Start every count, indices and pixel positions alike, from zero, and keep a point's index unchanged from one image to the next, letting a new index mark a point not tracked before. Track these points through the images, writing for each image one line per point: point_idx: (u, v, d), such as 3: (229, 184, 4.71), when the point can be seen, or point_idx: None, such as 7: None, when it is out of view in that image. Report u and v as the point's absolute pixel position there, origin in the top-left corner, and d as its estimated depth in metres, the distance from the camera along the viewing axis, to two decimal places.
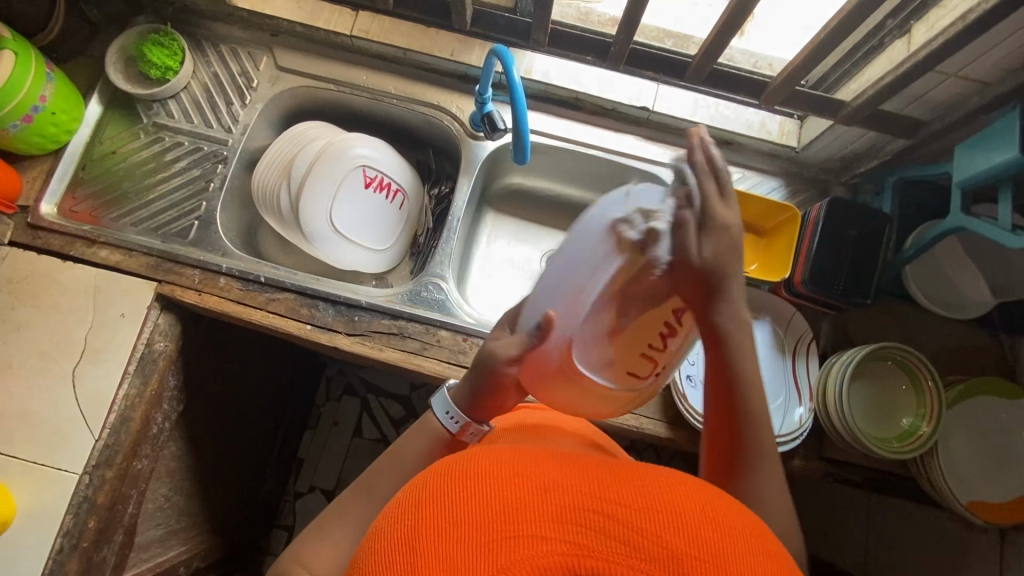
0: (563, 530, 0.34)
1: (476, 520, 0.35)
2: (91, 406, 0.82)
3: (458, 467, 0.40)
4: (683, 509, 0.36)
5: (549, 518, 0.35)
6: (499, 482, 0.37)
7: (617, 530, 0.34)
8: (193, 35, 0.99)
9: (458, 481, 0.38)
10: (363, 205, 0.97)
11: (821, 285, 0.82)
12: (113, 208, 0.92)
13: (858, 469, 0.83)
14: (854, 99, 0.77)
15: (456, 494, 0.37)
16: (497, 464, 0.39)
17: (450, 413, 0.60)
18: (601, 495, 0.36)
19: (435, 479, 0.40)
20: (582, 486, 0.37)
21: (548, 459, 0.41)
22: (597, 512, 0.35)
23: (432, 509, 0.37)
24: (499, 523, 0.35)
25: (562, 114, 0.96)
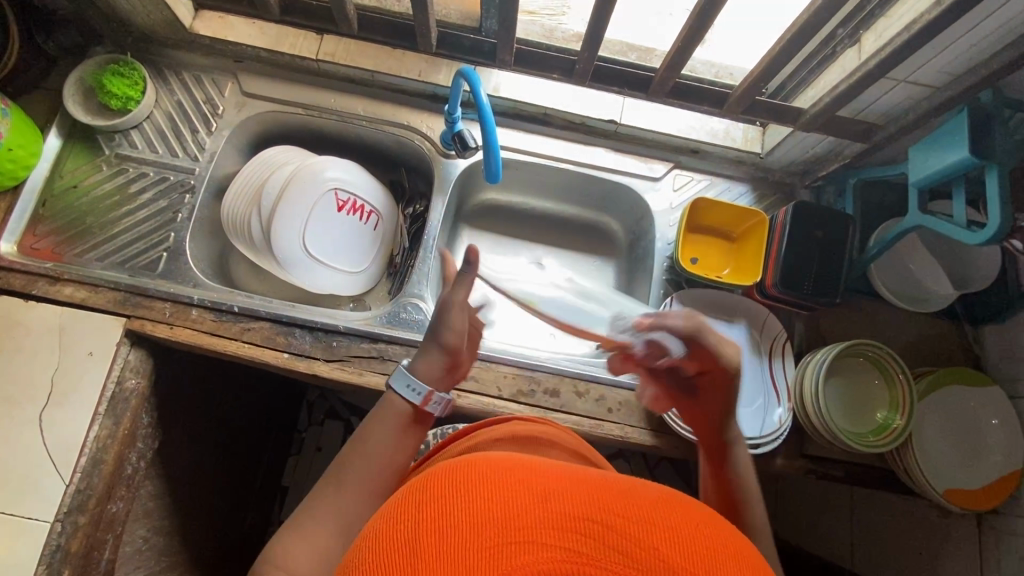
0: (564, 538, 0.34)
1: (475, 522, 0.35)
2: (60, 451, 0.79)
3: (460, 472, 0.40)
4: (680, 526, 0.36)
5: (549, 525, 0.34)
6: (501, 489, 0.37)
7: (615, 540, 0.34)
8: (155, 63, 0.98)
9: (459, 484, 0.38)
10: (336, 228, 0.96)
11: (792, 287, 0.84)
12: (76, 243, 0.89)
13: (838, 464, 0.85)
14: (813, 106, 0.79)
15: (458, 499, 0.37)
16: (497, 472, 0.39)
17: (410, 386, 0.65)
18: (602, 508, 0.36)
19: (435, 483, 0.40)
20: (581, 498, 0.37)
21: (546, 470, 0.41)
22: (596, 522, 0.35)
23: (433, 509, 0.37)
24: (499, 528, 0.34)
25: (532, 130, 0.97)
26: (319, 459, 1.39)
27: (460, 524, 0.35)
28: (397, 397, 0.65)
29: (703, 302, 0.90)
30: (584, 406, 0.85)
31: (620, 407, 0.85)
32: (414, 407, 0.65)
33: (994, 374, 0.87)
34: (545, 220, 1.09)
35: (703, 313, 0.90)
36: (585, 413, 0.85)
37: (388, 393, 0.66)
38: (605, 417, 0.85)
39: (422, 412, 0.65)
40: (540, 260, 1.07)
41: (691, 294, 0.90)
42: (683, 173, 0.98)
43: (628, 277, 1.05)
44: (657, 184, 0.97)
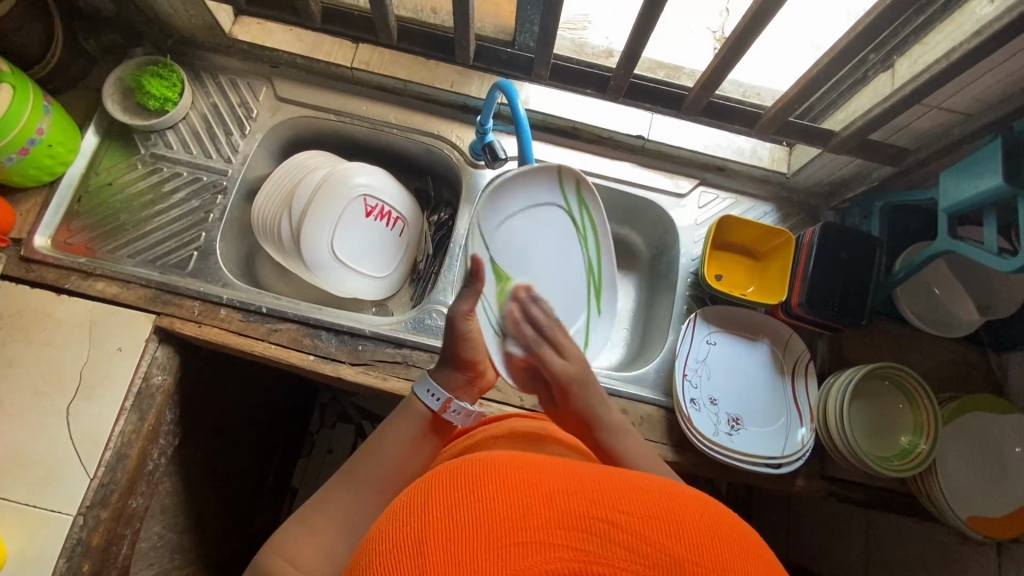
0: (569, 538, 0.34)
1: (482, 525, 0.35)
2: (86, 445, 0.80)
3: (464, 473, 0.40)
4: (682, 518, 0.37)
5: (555, 526, 0.35)
6: (504, 489, 0.37)
7: (621, 537, 0.34)
8: (192, 66, 0.99)
9: (464, 484, 0.38)
10: (363, 233, 0.97)
11: (818, 307, 0.84)
12: (109, 240, 0.91)
13: (859, 486, 0.85)
14: (843, 129, 0.80)
15: (462, 501, 0.37)
16: (501, 472, 0.39)
17: (429, 390, 0.64)
18: (606, 503, 0.36)
19: (440, 485, 0.40)
20: (586, 495, 0.37)
21: (550, 466, 0.41)
22: (602, 519, 0.35)
23: (439, 510, 0.37)
24: (506, 531, 0.34)
25: (561, 143, 0.99)
26: (329, 462, 1.39)
27: (467, 526, 0.35)
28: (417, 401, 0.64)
29: (727, 320, 0.90)
30: None
31: (642, 422, 0.86)
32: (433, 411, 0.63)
33: (1017, 402, 0.87)
34: None
35: (726, 330, 0.90)
36: None
37: (410, 396, 0.65)
38: None
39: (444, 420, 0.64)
40: None
41: (716, 311, 0.90)
42: (709, 191, 0.99)
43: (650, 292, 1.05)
44: (682, 201, 0.98)
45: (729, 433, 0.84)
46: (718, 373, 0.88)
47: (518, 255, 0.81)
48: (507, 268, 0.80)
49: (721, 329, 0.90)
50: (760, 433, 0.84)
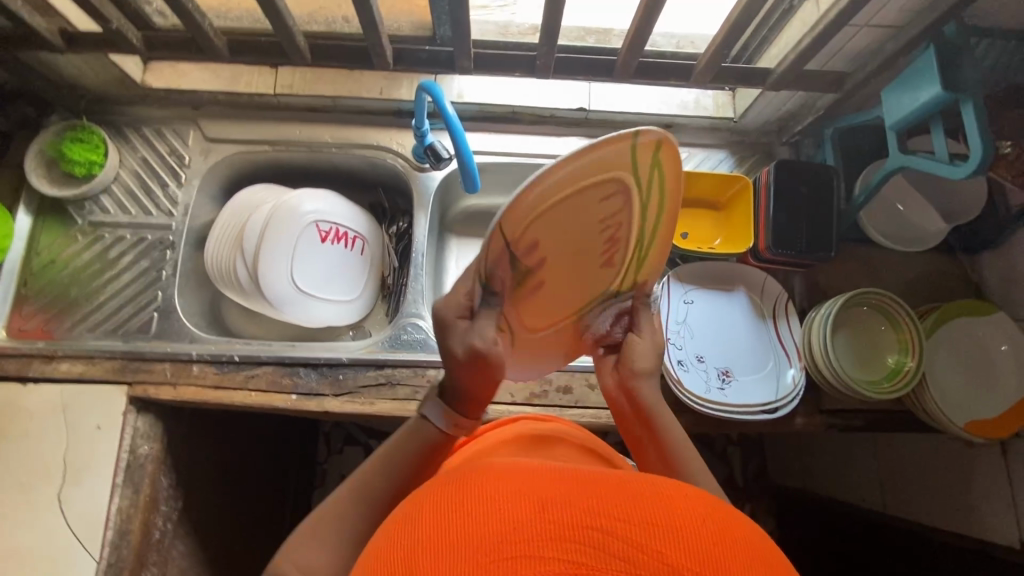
0: (562, 550, 0.32)
1: (469, 542, 0.33)
2: (84, 528, 0.79)
3: (452, 487, 0.38)
4: (683, 522, 0.35)
5: (545, 538, 0.32)
6: (492, 501, 0.35)
7: (616, 547, 0.32)
8: (113, 123, 0.96)
9: (452, 502, 0.36)
10: (323, 259, 0.95)
11: (786, 247, 0.83)
12: (65, 318, 0.88)
13: (857, 414, 0.85)
14: (779, 64, 0.78)
15: (448, 519, 0.35)
16: (490, 482, 0.37)
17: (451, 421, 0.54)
18: (598, 509, 0.34)
19: (427, 501, 0.37)
20: (578, 501, 0.35)
21: (538, 471, 0.38)
22: (598, 529, 0.33)
23: (425, 530, 0.35)
24: (495, 545, 0.32)
25: (505, 130, 0.97)
26: None
27: (454, 542, 0.33)
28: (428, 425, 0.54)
29: (702, 275, 0.89)
30: (600, 397, 0.85)
31: None
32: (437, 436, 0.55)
33: (996, 299, 0.87)
34: None
35: (703, 286, 0.89)
36: (601, 404, 0.85)
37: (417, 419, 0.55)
38: None
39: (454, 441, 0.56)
40: None
41: (691, 268, 0.90)
42: None
43: None
44: None
45: (722, 388, 0.83)
46: (701, 331, 0.88)
47: None
48: None
49: (697, 286, 0.89)
50: (752, 381, 0.84)
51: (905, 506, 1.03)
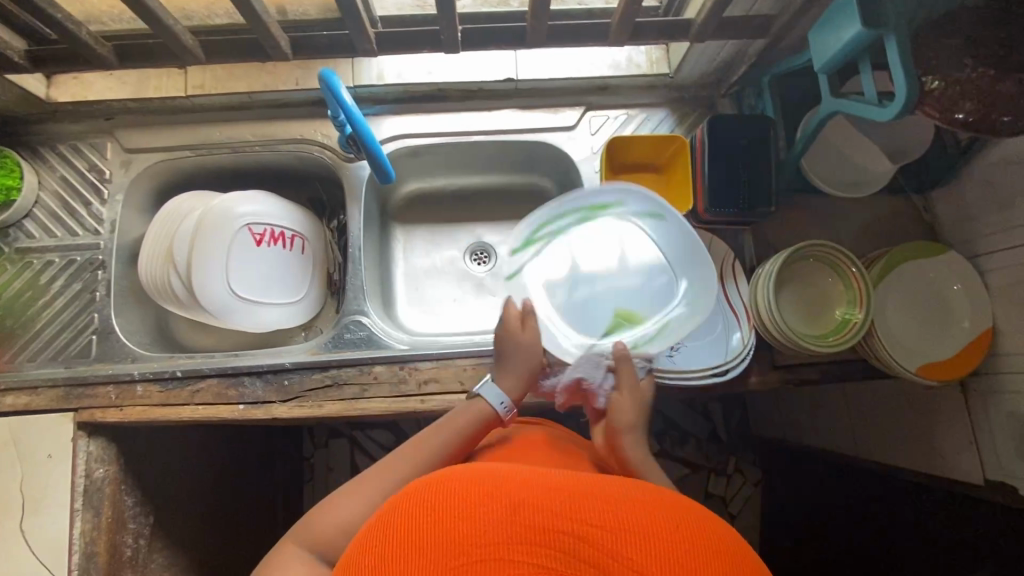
0: (532, 552, 0.36)
1: (449, 539, 0.37)
2: (48, 556, 0.79)
3: (439, 487, 0.43)
4: (643, 524, 0.38)
5: (518, 542, 0.37)
6: (476, 504, 0.40)
7: (581, 550, 0.36)
8: (26, 144, 0.92)
9: (438, 501, 0.41)
10: (261, 263, 0.92)
11: (724, 205, 0.80)
12: (4, 350, 0.87)
13: (813, 368, 0.84)
14: (699, 14, 0.73)
15: (433, 518, 0.39)
16: (475, 487, 0.42)
17: (499, 396, 0.73)
18: (569, 514, 0.38)
19: (420, 496, 0.42)
20: (552, 506, 0.39)
21: (520, 476, 0.43)
22: (565, 532, 0.37)
23: (412, 526, 0.39)
24: (470, 545, 0.37)
25: (433, 109, 0.93)
26: (333, 478, 1.41)
27: (437, 536, 0.38)
28: (481, 399, 0.73)
29: None
30: None
31: None
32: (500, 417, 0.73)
33: (950, 237, 0.85)
34: (477, 197, 1.08)
35: None
36: None
37: (473, 397, 0.74)
38: None
39: (501, 421, 0.74)
40: (482, 238, 1.07)
41: None
42: (597, 114, 0.93)
43: None
44: (573, 133, 0.93)
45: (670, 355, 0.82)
46: None
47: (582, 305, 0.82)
48: (598, 327, 0.81)
49: None
50: (700, 346, 0.83)
51: (875, 450, 1.03)
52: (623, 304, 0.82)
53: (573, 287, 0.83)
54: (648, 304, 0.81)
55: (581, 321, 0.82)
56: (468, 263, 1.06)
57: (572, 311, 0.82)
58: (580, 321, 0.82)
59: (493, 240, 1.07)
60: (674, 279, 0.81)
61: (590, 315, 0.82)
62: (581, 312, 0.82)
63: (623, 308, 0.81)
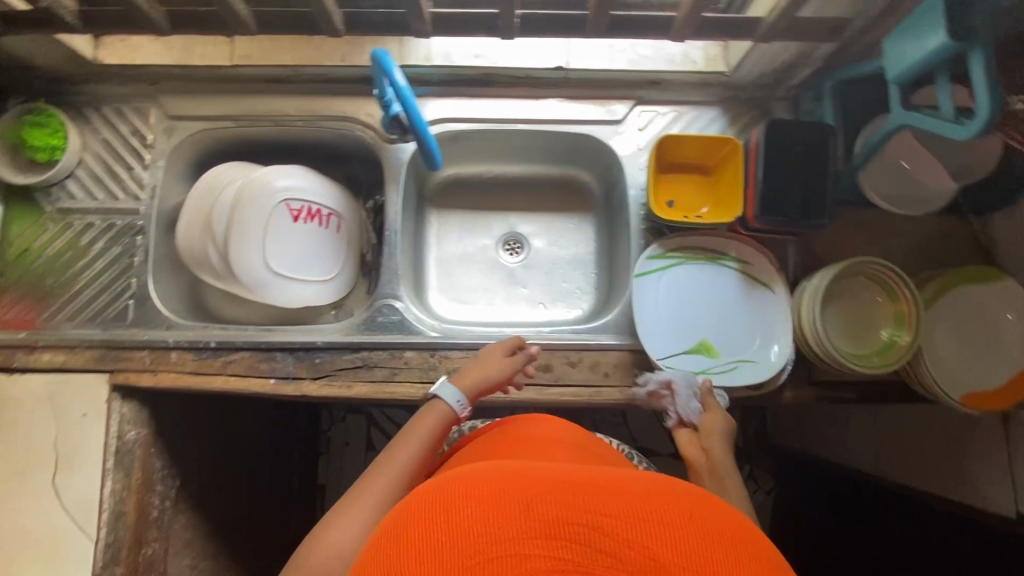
0: (547, 545, 0.33)
1: (454, 542, 0.33)
2: (79, 512, 0.81)
3: (433, 494, 0.38)
4: (664, 515, 0.35)
5: (532, 536, 0.33)
6: (481, 501, 0.36)
7: (600, 542, 0.33)
8: (71, 104, 0.92)
9: (436, 506, 0.37)
10: (297, 239, 0.92)
11: (777, 213, 0.78)
12: (44, 308, 0.88)
13: (850, 386, 0.82)
14: (770, 12, 0.70)
15: (432, 525, 0.35)
16: (476, 485, 0.38)
17: (455, 398, 0.73)
18: (585, 507, 0.35)
19: (415, 505, 0.38)
20: (564, 498, 0.36)
21: (524, 470, 0.40)
22: (584, 524, 0.34)
23: (410, 536, 0.35)
24: (478, 545, 0.33)
25: (478, 95, 0.91)
26: (348, 452, 1.44)
27: (440, 543, 0.34)
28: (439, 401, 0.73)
29: (686, 246, 0.85)
30: (580, 375, 0.83)
31: (616, 370, 0.83)
32: (456, 415, 0.73)
33: (1005, 263, 0.82)
34: (514, 185, 1.06)
35: (688, 258, 0.85)
36: (583, 382, 0.83)
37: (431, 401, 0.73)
38: (603, 383, 0.83)
39: (456, 421, 0.73)
40: (516, 228, 1.05)
41: (678, 238, 0.85)
42: (647, 109, 0.91)
43: (610, 231, 1.02)
44: (620, 127, 0.91)
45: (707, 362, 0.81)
46: (689, 303, 0.84)
47: (681, 327, 0.83)
48: (694, 347, 0.83)
49: (682, 258, 0.85)
50: (738, 356, 0.81)
51: (901, 471, 1.01)
52: (714, 334, 0.83)
53: (674, 309, 0.84)
54: (728, 341, 0.83)
55: (678, 343, 0.83)
56: (500, 253, 1.04)
57: (671, 330, 0.83)
58: (677, 340, 0.83)
59: (528, 230, 1.05)
60: (745, 320, 0.83)
61: (684, 336, 0.83)
62: (675, 333, 0.83)
63: (709, 339, 0.83)
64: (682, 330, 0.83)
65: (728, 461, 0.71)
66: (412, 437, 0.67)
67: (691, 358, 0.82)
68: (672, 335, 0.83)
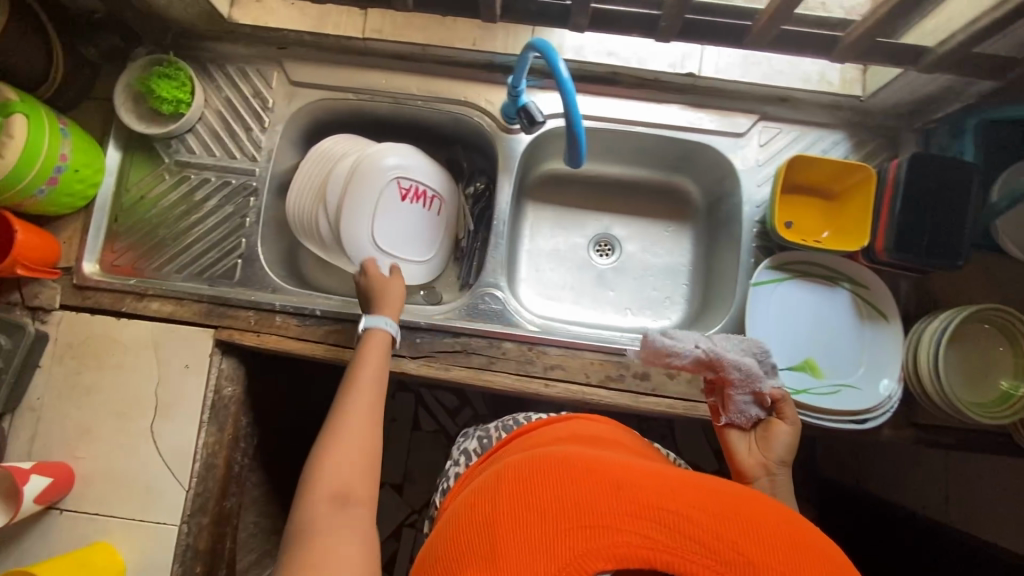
0: (635, 523, 0.40)
1: (551, 512, 0.42)
2: (174, 459, 0.83)
3: (530, 471, 0.46)
4: (734, 514, 0.42)
5: (622, 513, 0.41)
6: (574, 482, 0.44)
7: (681, 526, 0.40)
8: (196, 59, 0.93)
9: (533, 481, 0.45)
10: (402, 218, 0.92)
11: (908, 250, 0.76)
12: (153, 257, 0.90)
13: (952, 431, 0.80)
14: (942, 43, 0.68)
15: (531, 496, 0.44)
16: (569, 467, 0.46)
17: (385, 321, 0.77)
18: (669, 498, 0.42)
19: (514, 475, 0.47)
20: (648, 489, 0.43)
21: (610, 462, 0.47)
22: (665, 510, 0.41)
23: (510, 503, 0.44)
24: (573, 515, 0.41)
25: (602, 92, 0.90)
26: None
27: (538, 509, 0.42)
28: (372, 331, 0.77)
29: (801, 269, 0.84)
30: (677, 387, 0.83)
31: None
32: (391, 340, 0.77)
33: None
34: (613, 187, 1.05)
35: (802, 280, 0.84)
36: (679, 394, 0.83)
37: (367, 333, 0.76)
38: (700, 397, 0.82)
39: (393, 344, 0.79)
40: (610, 230, 1.04)
41: (792, 259, 0.84)
42: (770, 125, 0.89)
43: (708, 244, 1.01)
44: (742, 141, 0.89)
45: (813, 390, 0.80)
46: (797, 326, 0.83)
47: (786, 342, 0.82)
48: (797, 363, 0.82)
49: (795, 280, 0.84)
50: (844, 388, 0.80)
51: (974, 520, 0.99)
52: (820, 354, 0.82)
53: (783, 323, 0.83)
54: (834, 364, 0.82)
55: (781, 357, 0.82)
56: (592, 253, 1.04)
57: (777, 343, 0.82)
58: (781, 354, 0.82)
59: (621, 234, 1.05)
60: (855, 348, 0.82)
61: (789, 351, 0.82)
62: (780, 346, 0.82)
63: (815, 358, 0.82)
64: (787, 345, 0.83)
65: (789, 480, 0.62)
66: (362, 394, 0.67)
67: (792, 374, 0.81)
68: (777, 347, 0.82)
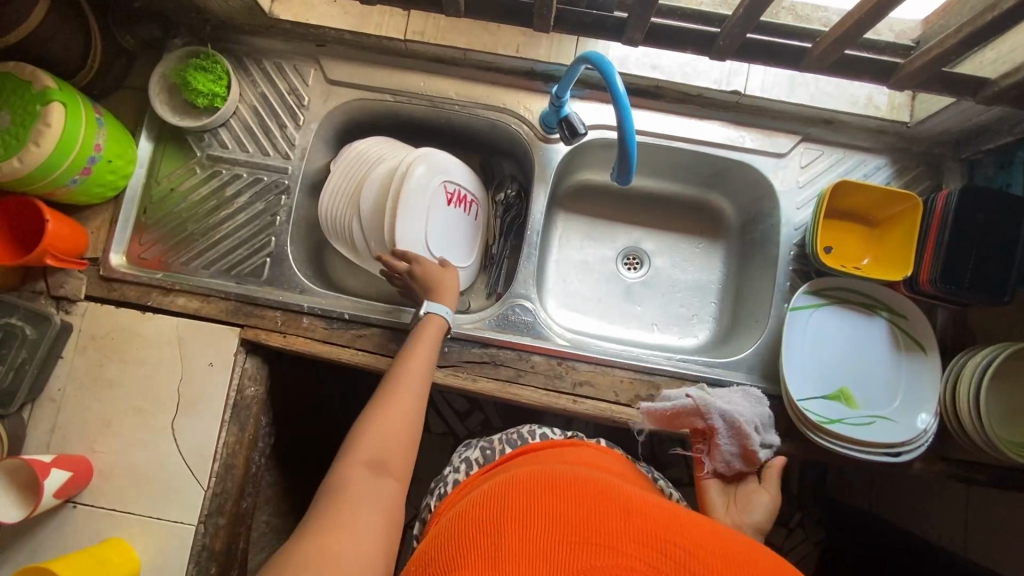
0: (642, 551, 0.38)
1: (560, 524, 0.40)
2: (194, 458, 0.82)
3: (542, 487, 0.45)
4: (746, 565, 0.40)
5: (630, 539, 0.39)
6: (586, 504, 0.42)
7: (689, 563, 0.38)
8: (233, 52, 0.92)
9: (546, 495, 0.44)
10: (448, 222, 0.91)
11: (954, 282, 0.75)
12: (180, 252, 0.89)
13: (986, 469, 0.79)
14: (1005, 76, 0.67)
15: (541, 507, 0.42)
16: (583, 491, 0.44)
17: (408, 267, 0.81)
18: (681, 536, 0.40)
19: (526, 488, 0.45)
20: (660, 524, 0.41)
21: (624, 495, 0.45)
22: (675, 546, 0.39)
23: (519, 510, 0.42)
24: (581, 530, 0.39)
25: (643, 105, 0.89)
26: None
27: (547, 518, 0.41)
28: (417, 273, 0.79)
29: (840, 296, 0.83)
30: None
31: None
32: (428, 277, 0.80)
33: None
34: (644, 201, 1.04)
35: (841, 306, 0.83)
36: None
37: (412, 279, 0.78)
38: None
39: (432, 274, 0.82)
40: (639, 244, 1.03)
41: (831, 284, 0.83)
42: (812, 147, 0.88)
43: (740, 263, 0.99)
44: (783, 161, 0.88)
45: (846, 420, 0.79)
46: (835, 353, 0.82)
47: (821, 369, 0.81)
48: (831, 390, 0.81)
49: (833, 307, 0.83)
50: (879, 420, 0.78)
51: None
52: (854, 383, 0.81)
53: (820, 350, 0.82)
54: (869, 395, 0.81)
55: (815, 384, 0.81)
56: (621, 266, 1.02)
57: (812, 370, 0.81)
58: (816, 382, 0.81)
59: (651, 248, 1.03)
60: (890, 377, 0.81)
61: (824, 377, 0.81)
62: (817, 373, 0.81)
63: (850, 387, 0.81)
64: (822, 372, 0.81)
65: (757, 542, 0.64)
66: (409, 381, 0.67)
67: (825, 402, 0.80)
68: (811, 373, 0.81)
